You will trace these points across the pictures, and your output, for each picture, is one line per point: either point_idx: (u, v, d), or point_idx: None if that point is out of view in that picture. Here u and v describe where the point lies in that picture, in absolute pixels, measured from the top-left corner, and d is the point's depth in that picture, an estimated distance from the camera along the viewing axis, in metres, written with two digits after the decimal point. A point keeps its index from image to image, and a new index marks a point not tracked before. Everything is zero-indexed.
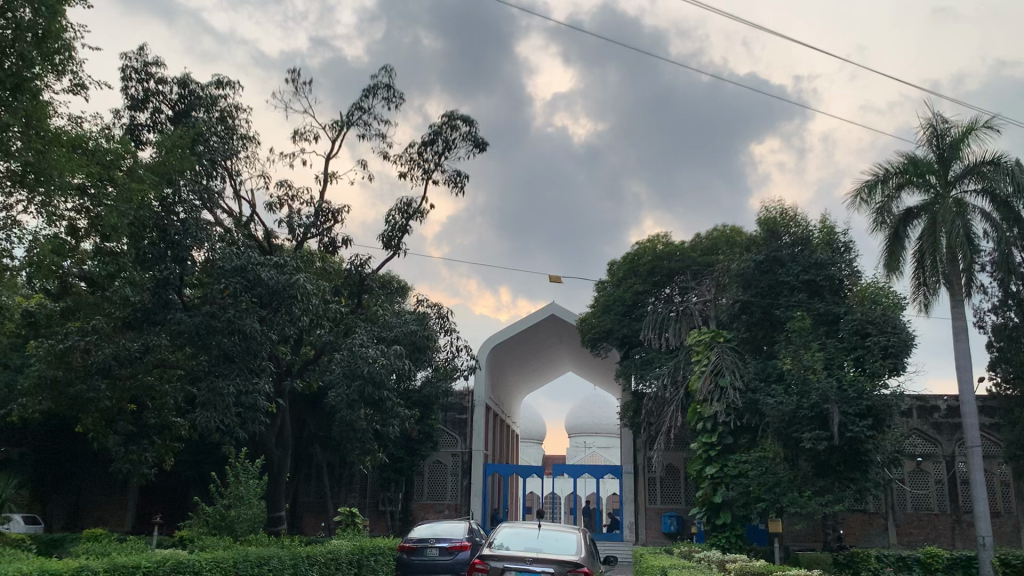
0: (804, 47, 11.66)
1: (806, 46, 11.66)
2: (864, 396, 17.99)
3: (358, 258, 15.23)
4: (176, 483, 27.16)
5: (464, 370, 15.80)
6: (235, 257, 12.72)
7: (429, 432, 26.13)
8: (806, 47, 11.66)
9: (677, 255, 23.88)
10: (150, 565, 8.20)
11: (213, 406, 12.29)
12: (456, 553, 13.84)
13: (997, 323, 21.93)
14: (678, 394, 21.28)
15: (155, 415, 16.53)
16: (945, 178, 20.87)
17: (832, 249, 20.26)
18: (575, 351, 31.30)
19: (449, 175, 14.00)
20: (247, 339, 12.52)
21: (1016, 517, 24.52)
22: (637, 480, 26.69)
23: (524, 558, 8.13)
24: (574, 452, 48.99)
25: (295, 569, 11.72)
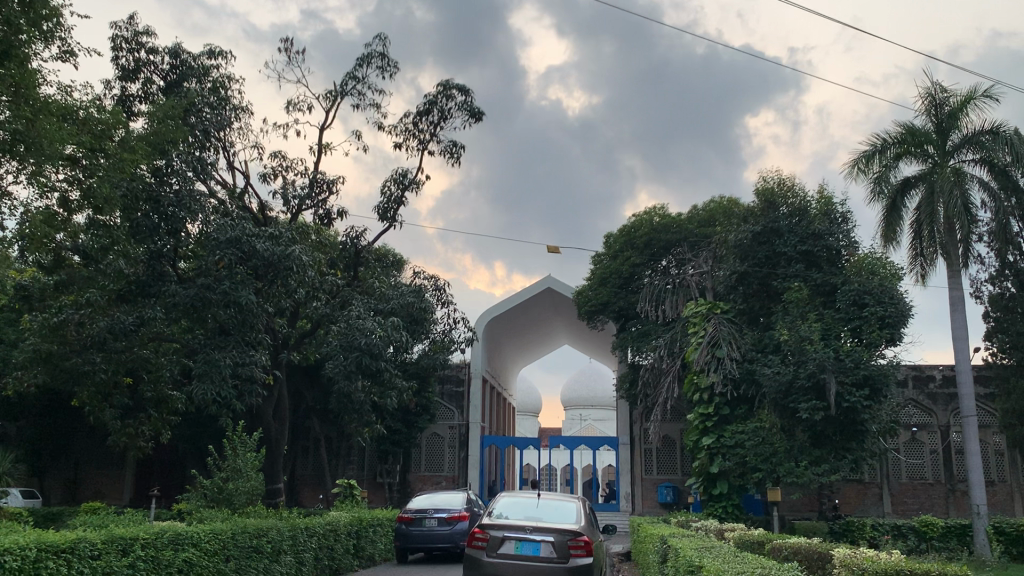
0: (822, 18, 11.64)
1: (824, 17, 11.65)
2: (861, 366, 18.07)
3: (353, 229, 15.10)
4: (174, 457, 27.21)
5: (461, 342, 15.74)
6: (229, 228, 12.58)
7: (426, 405, 26.17)
8: (823, 18, 11.63)
9: (674, 227, 23.79)
10: (149, 537, 8.21)
11: (210, 378, 12.22)
12: (455, 523, 13.89)
13: (994, 294, 21.91)
14: (675, 365, 21.31)
15: (151, 388, 16.50)
16: (944, 147, 20.76)
17: (829, 220, 20.18)
18: (572, 324, 31.29)
19: (446, 145, 13.86)
20: (243, 310, 12.43)
21: (1010, 485, 24.71)
22: (634, 452, 26.81)
23: (524, 527, 8.15)
24: (570, 425, 49.16)
25: (295, 541, 11.76)
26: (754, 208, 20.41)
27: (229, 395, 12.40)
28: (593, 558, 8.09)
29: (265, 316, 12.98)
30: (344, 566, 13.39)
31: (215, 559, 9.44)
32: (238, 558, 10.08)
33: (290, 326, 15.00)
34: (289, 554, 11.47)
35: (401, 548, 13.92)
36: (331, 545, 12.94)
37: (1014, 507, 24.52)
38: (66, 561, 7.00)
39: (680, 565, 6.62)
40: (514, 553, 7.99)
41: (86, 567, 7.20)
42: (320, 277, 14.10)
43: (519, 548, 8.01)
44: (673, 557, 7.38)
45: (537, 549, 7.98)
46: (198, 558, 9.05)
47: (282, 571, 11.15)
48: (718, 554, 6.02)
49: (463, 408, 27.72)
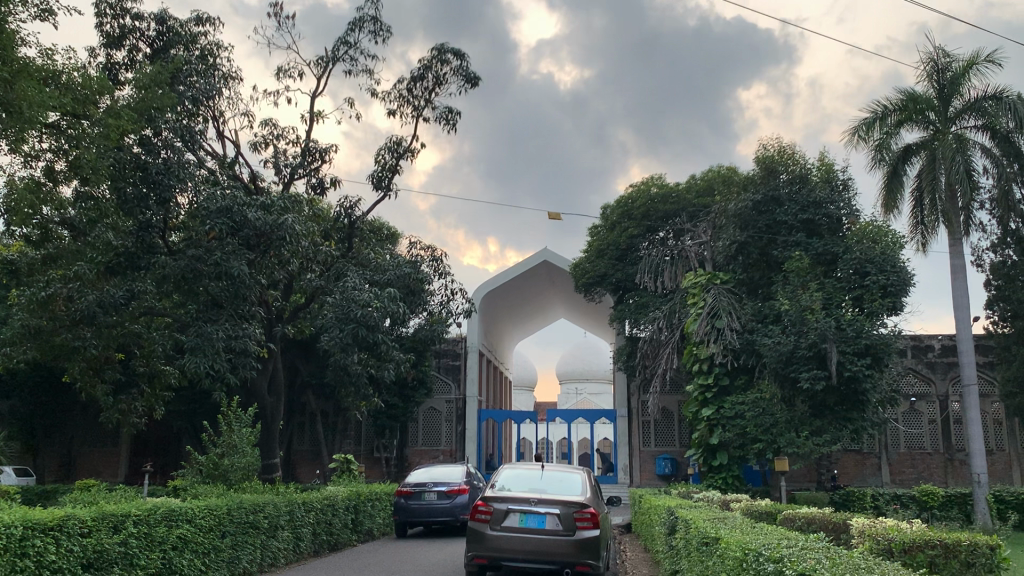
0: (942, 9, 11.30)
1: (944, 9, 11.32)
2: (862, 335, 17.88)
3: (347, 200, 14.71)
4: (168, 433, 27.05)
5: (459, 314, 15.45)
6: (220, 198, 12.23)
7: (422, 379, 25.95)
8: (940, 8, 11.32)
9: (672, 197, 23.46)
10: (141, 513, 7.95)
11: (203, 351, 11.91)
12: (455, 497, 13.69)
13: (995, 262, 21.67)
14: (674, 337, 21.12)
15: (143, 364, 16.24)
16: (946, 114, 20.43)
17: (830, 187, 19.89)
18: (569, 297, 31.07)
19: (441, 111, 13.49)
20: (234, 282, 12.08)
21: (1008, 454, 24.68)
22: (631, 424, 26.69)
23: (528, 498, 7.93)
24: (565, 398, 49.10)
25: (292, 516, 11.55)
26: (754, 176, 20.08)
27: (222, 368, 12.10)
28: (600, 530, 7.87)
29: (259, 288, 12.67)
30: (343, 541, 13.22)
31: (210, 535, 9.21)
32: (235, 534, 9.86)
33: (283, 299, 14.71)
34: (286, 529, 11.27)
35: (400, 522, 13.73)
36: (329, 521, 12.74)
37: (1012, 475, 24.50)
38: (55, 539, 6.75)
39: (692, 538, 6.39)
40: (518, 526, 7.79)
41: (76, 545, 6.95)
42: (314, 247, 13.77)
43: (523, 521, 7.81)
44: (683, 529, 7.16)
45: (542, 522, 7.78)
46: (192, 534, 8.81)
47: (279, 547, 10.93)
48: (732, 525, 5.78)
49: (460, 381, 27.52)
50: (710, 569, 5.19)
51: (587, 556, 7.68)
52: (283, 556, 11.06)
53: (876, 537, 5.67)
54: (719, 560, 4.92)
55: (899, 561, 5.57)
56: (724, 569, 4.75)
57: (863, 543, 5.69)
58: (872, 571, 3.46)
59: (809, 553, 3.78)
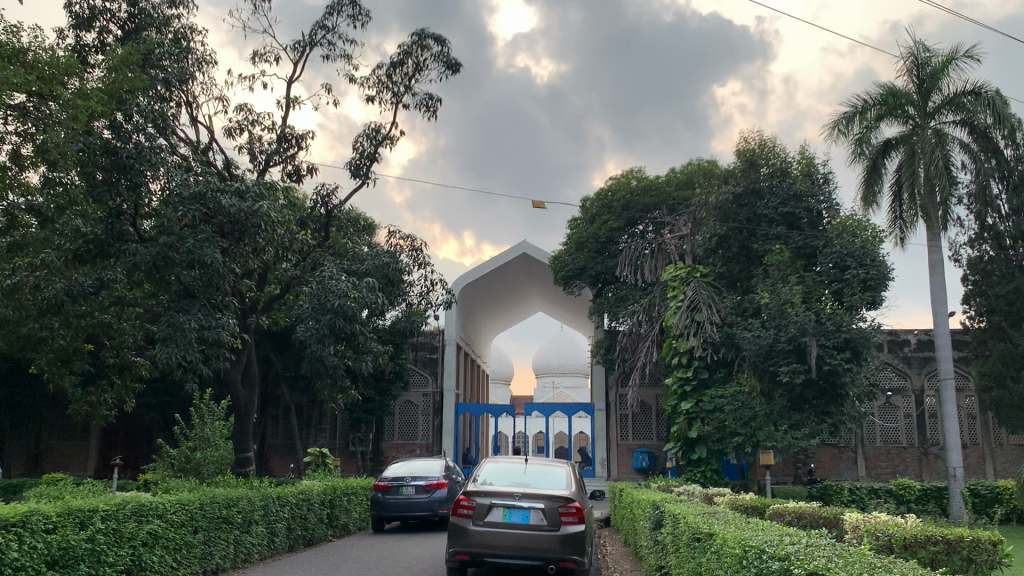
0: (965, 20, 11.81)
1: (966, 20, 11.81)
2: (842, 329, 17.86)
3: (324, 188, 14.39)
4: (138, 425, 26.60)
5: (438, 305, 15.21)
6: (193, 184, 11.89)
7: (399, 372, 25.66)
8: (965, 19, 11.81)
9: (652, 190, 23.34)
10: (109, 508, 7.64)
11: (174, 341, 11.57)
12: (433, 491, 13.45)
13: (972, 257, 21.74)
14: (654, 330, 21.02)
15: (113, 355, 15.84)
16: (925, 109, 20.42)
17: (811, 180, 19.85)
18: (547, 290, 30.92)
19: (420, 97, 13.23)
20: (207, 270, 11.74)
21: (981, 448, 24.86)
22: (609, 418, 26.58)
23: (511, 493, 7.72)
24: (542, 392, 49.02)
25: (266, 511, 11.27)
26: (735, 168, 19.99)
27: (195, 358, 11.77)
28: (585, 525, 7.69)
29: (232, 276, 12.34)
30: (318, 536, 12.95)
31: (182, 531, 8.93)
32: (208, 530, 9.57)
33: (258, 289, 14.40)
34: (260, 524, 10.98)
35: (378, 517, 13.48)
36: (304, 516, 12.47)
37: (985, 469, 24.70)
38: (18, 535, 6.45)
39: (681, 533, 6.24)
40: (502, 521, 7.60)
41: (40, 542, 6.66)
42: (290, 235, 13.46)
43: (507, 516, 7.61)
44: (671, 524, 6.99)
45: (527, 517, 7.58)
46: (162, 530, 8.51)
47: (252, 542, 10.65)
48: (726, 520, 5.61)
49: (437, 374, 27.27)
50: (703, 564, 5.02)
51: (572, 551, 7.50)
52: (257, 552, 10.78)
53: (874, 534, 5.47)
54: (714, 557, 4.75)
55: (899, 557, 5.39)
56: (720, 566, 4.58)
57: (859, 540, 5.45)
58: (887, 570, 3.29)
59: (817, 551, 3.59)
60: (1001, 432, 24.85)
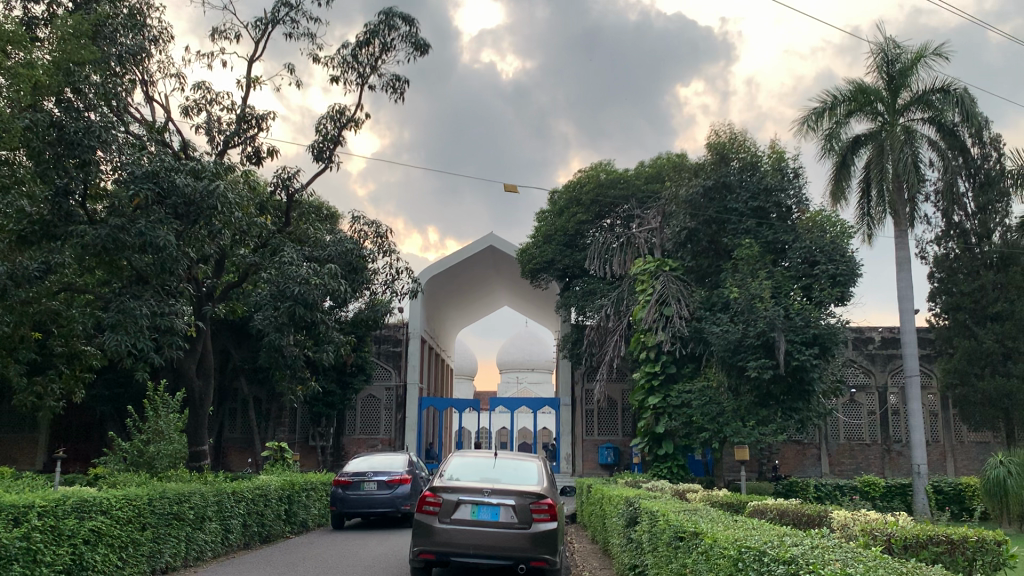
0: None
1: None
2: (810, 325, 17.68)
3: (285, 171, 13.84)
4: (90, 418, 25.73)
5: (403, 295, 14.74)
6: (145, 162, 11.31)
7: (362, 365, 25.12)
8: None
9: (620, 183, 23.04)
10: (47, 503, 7.12)
11: (125, 328, 10.99)
12: (396, 486, 13.01)
13: (938, 254, 21.77)
14: (621, 324, 20.77)
15: (61, 344, 15.14)
16: (894, 106, 20.30)
17: (781, 175, 19.69)
18: (513, 283, 30.54)
19: (387, 79, 12.76)
20: (160, 254, 11.16)
21: (942, 445, 25.02)
22: (575, 413, 26.30)
23: (480, 489, 7.34)
24: (506, 387, 48.70)
25: (220, 507, 10.75)
26: (705, 162, 19.74)
27: (146, 346, 11.20)
28: (557, 522, 7.34)
29: (188, 262, 11.78)
30: (276, 533, 12.49)
31: (129, 527, 8.42)
32: (157, 527, 9.06)
33: (215, 276, 13.86)
34: (214, 520, 10.49)
35: (338, 513, 13.02)
36: (261, 512, 11.99)
37: (946, 466, 24.88)
38: None
39: (661, 531, 5.92)
40: (471, 519, 7.20)
41: None
42: (249, 219, 12.91)
43: (476, 513, 7.22)
44: (648, 521, 6.66)
45: (496, 514, 7.20)
46: (107, 526, 8.00)
47: (205, 540, 10.15)
48: (711, 517, 5.29)
49: (401, 368, 26.77)
50: (690, 564, 4.71)
51: (544, 550, 7.15)
52: (210, 550, 10.29)
53: (872, 534, 5.07)
54: (702, 559, 4.42)
55: (897, 558, 5.03)
56: (710, 568, 4.26)
57: (856, 538, 5.10)
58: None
59: (828, 554, 3.28)
60: (962, 429, 25.04)
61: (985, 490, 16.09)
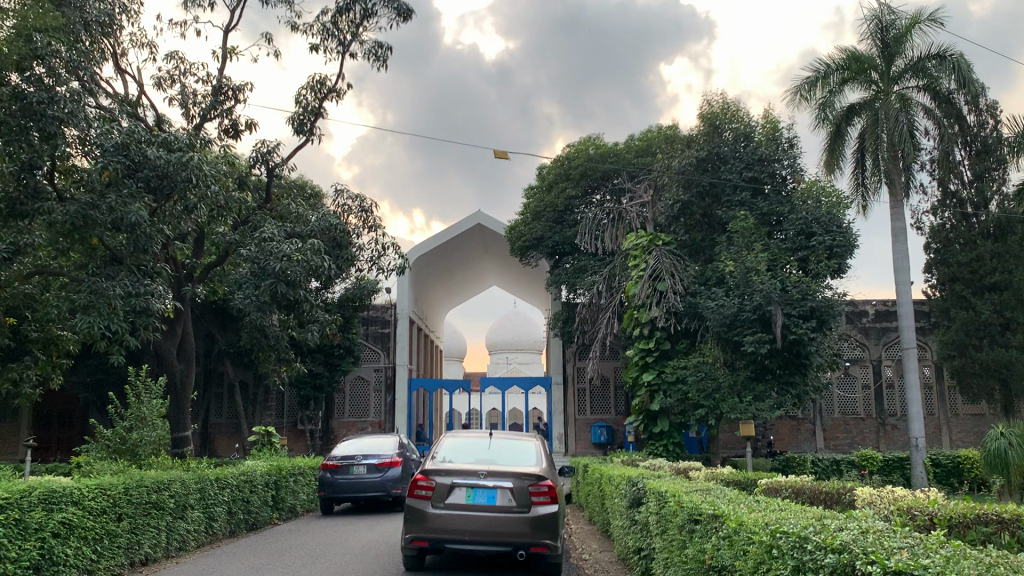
0: None
1: None
2: (807, 297, 17.24)
3: (264, 144, 13.26)
4: (71, 405, 25.13)
5: (390, 271, 14.22)
6: (115, 133, 10.75)
7: (350, 348, 24.65)
8: None
9: (611, 157, 22.51)
10: (10, 495, 6.62)
11: (97, 310, 10.44)
12: (386, 470, 12.59)
13: (934, 225, 21.42)
14: (614, 301, 20.37)
15: (36, 329, 14.58)
16: (889, 73, 19.81)
17: (775, 145, 19.24)
18: (501, 261, 30.04)
19: (368, 46, 12.20)
20: (133, 231, 10.61)
21: (937, 418, 24.83)
22: (567, 392, 25.94)
23: (475, 471, 6.91)
24: (496, 368, 48.32)
25: (203, 494, 10.30)
26: (698, 133, 19.25)
27: (120, 328, 10.67)
28: (558, 505, 6.92)
29: (163, 239, 11.26)
30: (263, 520, 12.05)
31: (103, 519, 7.95)
32: (134, 517, 8.59)
33: (194, 255, 13.34)
34: (196, 508, 10.04)
35: (327, 499, 12.59)
36: (246, 498, 11.54)
37: (942, 438, 24.68)
38: None
39: (673, 514, 5.48)
40: (466, 503, 6.78)
41: None
42: (226, 194, 12.35)
43: (471, 497, 6.80)
44: (656, 503, 6.25)
45: (493, 498, 6.78)
46: (79, 518, 7.52)
47: (188, 529, 9.71)
48: (730, 498, 4.85)
49: (389, 349, 26.29)
50: (710, 549, 4.29)
51: (544, 535, 6.73)
52: (194, 539, 9.85)
53: (912, 512, 4.56)
54: (726, 544, 4.01)
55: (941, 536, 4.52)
56: (735, 557, 3.83)
57: (894, 516, 4.61)
58: (1003, 570, 2.53)
59: (884, 540, 2.82)
60: (957, 402, 24.84)
61: (986, 462, 15.78)
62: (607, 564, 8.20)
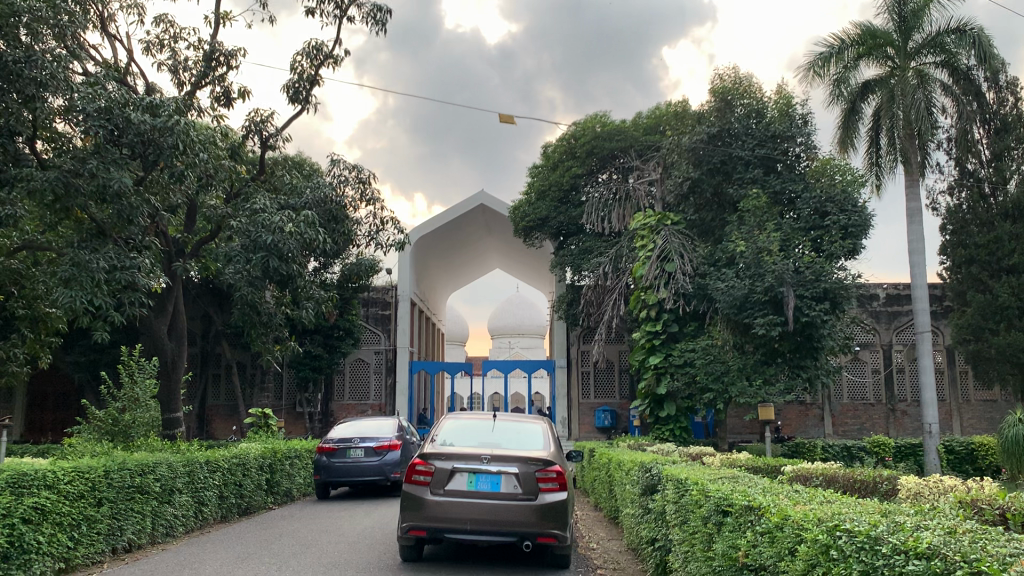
0: None
1: None
2: (821, 279, 16.61)
3: (258, 113, 12.68)
4: (66, 387, 24.68)
5: (389, 247, 13.68)
6: (97, 97, 10.17)
7: (349, 329, 24.16)
8: None
9: (618, 134, 21.86)
10: None
11: (79, 283, 9.90)
12: (384, 453, 12.09)
13: (950, 206, 20.89)
14: (620, 282, 19.84)
15: (22, 305, 14.07)
16: (906, 49, 18.97)
17: (788, 121, 18.62)
18: (504, 242, 29.45)
19: (367, 10, 11.62)
20: (118, 200, 10.08)
21: (949, 404, 24.31)
22: (571, 375, 25.46)
23: (477, 455, 6.39)
24: (498, 352, 47.82)
25: (191, 477, 9.80)
26: (708, 109, 18.67)
27: (104, 304, 10.15)
28: (567, 493, 6.41)
29: (150, 210, 10.75)
30: (256, 504, 11.57)
31: (81, 502, 7.46)
32: (115, 502, 8.08)
33: (186, 229, 12.82)
34: (184, 493, 9.55)
35: (322, 483, 12.10)
36: (239, 482, 11.07)
37: (953, 426, 24.15)
38: None
39: (695, 505, 4.96)
40: (467, 490, 6.27)
41: None
42: (217, 164, 11.81)
43: (474, 483, 6.29)
44: (673, 491, 5.74)
45: (497, 484, 6.27)
46: (53, 503, 7.02)
47: (175, 514, 9.23)
48: (764, 488, 4.34)
49: (390, 331, 25.81)
50: (745, 547, 3.79)
51: (552, 525, 6.23)
52: (182, 524, 9.37)
53: (978, 506, 3.96)
54: (767, 541, 3.51)
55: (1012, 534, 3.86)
56: (777, 559, 3.34)
57: (956, 509, 4.02)
58: None
59: (984, 550, 2.30)
60: (968, 387, 24.34)
61: (1003, 448, 15.23)
62: (617, 555, 7.71)
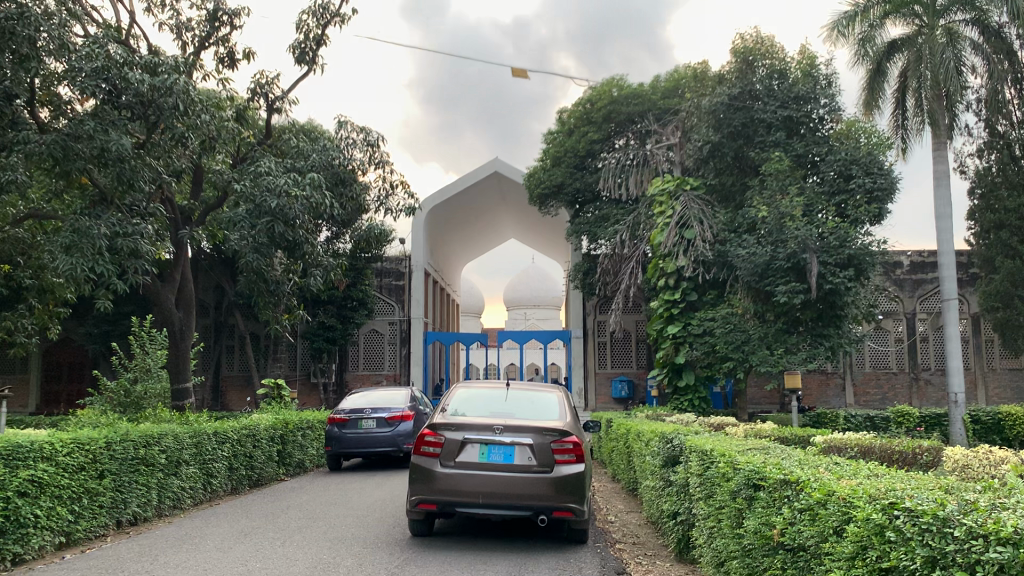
0: None
1: None
2: (846, 245, 16.08)
3: (264, 75, 12.28)
4: (81, 359, 24.60)
5: (400, 213, 13.32)
6: (94, 57, 9.83)
7: (362, 299, 23.87)
8: None
9: (635, 98, 21.31)
10: None
11: (80, 250, 9.62)
12: (397, 424, 11.81)
13: (979, 169, 20.25)
14: (638, 250, 19.40)
15: (29, 275, 13.83)
16: (935, 7, 17.88)
17: (812, 82, 18.00)
18: (520, 211, 28.99)
19: None
20: (118, 163, 9.77)
21: (973, 373, 23.85)
22: (587, 345, 25.16)
23: (489, 426, 6.06)
24: (513, 323, 47.56)
25: (199, 448, 9.54)
26: (730, 69, 18.16)
27: (106, 271, 9.85)
28: (584, 465, 6.09)
29: (153, 174, 10.42)
30: (267, 476, 11.35)
31: (82, 475, 7.20)
32: (118, 474, 7.82)
33: (193, 196, 12.50)
34: (191, 464, 9.31)
35: (334, 454, 11.86)
36: (249, 454, 10.83)
37: (977, 395, 23.70)
38: None
39: (722, 479, 4.61)
40: (479, 462, 5.95)
41: None
42: (221, 127, 11.45)
43: (486, 455, 5.97)
44: (697, 463, 5.39)
45: (510, 456, 5.95)
46: (51, 476, 6.76)
47: (181, 486, 8.98)
48: (800, 460, 3.99)
49: (404, 302, 25.55)
50: (781, 525, 3.46)
51: (569, 499, 5.91)
52: (189, 496, 9.14)
53: None
54: (806, 520, 3.18)
55: None
56: (821, 540, 3.01)
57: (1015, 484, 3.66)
58: None
59: None
60: (994, 356, 23.83)
61: None
62: (637, 529, 7.41)
